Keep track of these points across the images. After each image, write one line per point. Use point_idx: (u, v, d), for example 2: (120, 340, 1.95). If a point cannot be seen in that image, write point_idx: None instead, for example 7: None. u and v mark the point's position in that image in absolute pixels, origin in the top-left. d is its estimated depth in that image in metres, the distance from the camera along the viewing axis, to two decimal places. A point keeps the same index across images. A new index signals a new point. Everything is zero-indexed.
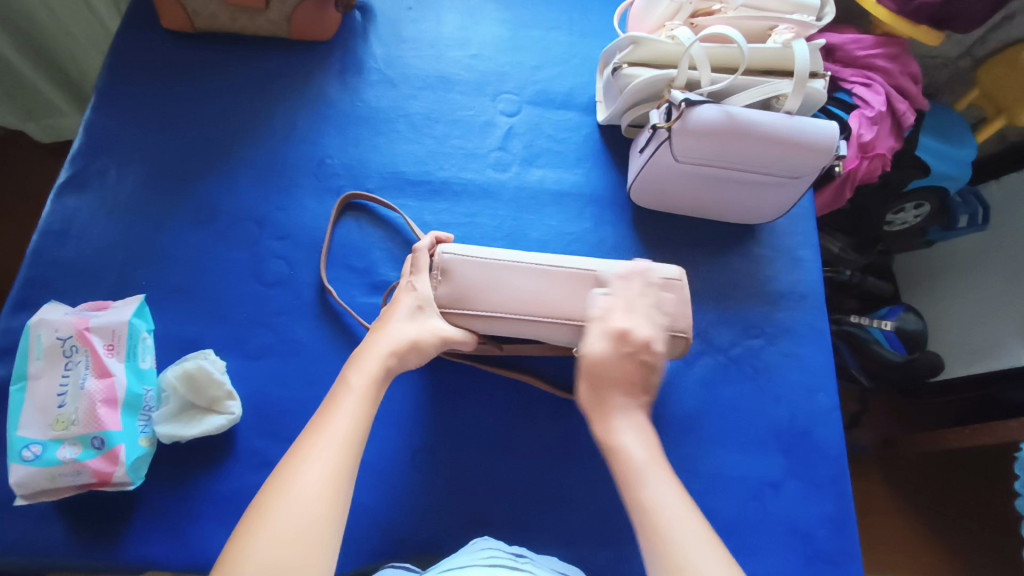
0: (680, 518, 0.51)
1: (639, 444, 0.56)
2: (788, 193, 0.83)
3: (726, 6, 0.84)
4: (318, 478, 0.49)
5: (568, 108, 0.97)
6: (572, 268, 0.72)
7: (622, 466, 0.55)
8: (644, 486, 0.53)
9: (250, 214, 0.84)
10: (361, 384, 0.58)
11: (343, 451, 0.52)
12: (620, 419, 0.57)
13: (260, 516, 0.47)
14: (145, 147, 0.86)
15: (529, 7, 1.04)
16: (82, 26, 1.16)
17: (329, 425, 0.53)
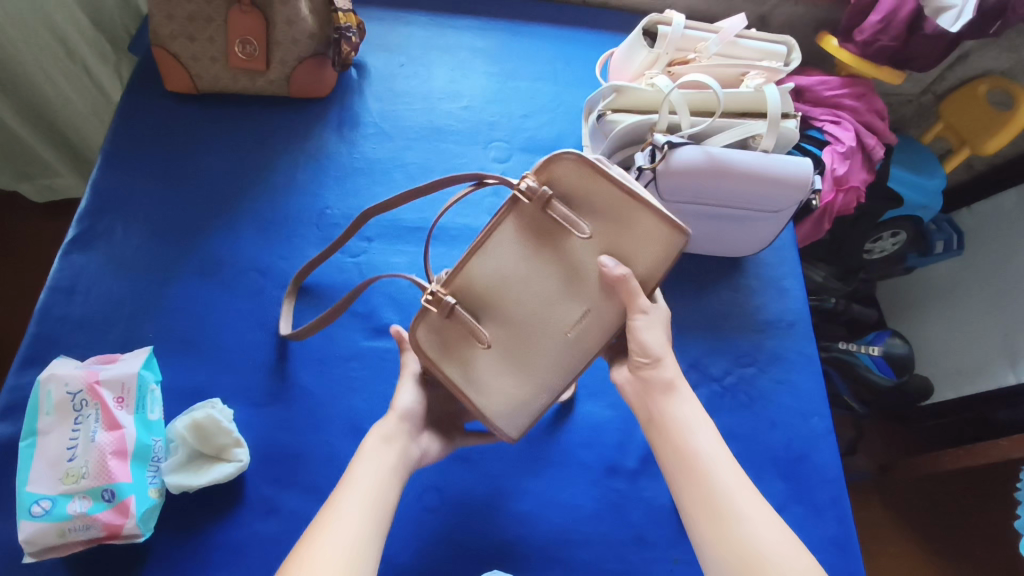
0: (726, 477, 0.54)
1: (686, 406, 0.58)
2: (769, 227, 0.88)
3: (699, 55, 0.89)
4: (354, 530, 0.50)
5: (556, 153, 1.02)
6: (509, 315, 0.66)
7: (665, 426, 0.58)
8: (691, 440, 0.56)
9: (253, 264, 0.87)
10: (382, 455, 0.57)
11: (378, 500, 0.53)
12: (670, 393, 0.59)
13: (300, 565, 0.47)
14: (151, 203, 0.89)
15: (516, 60, 1.10)
16: (80, 90, 1.24)
17: (354, 484, 0.54)
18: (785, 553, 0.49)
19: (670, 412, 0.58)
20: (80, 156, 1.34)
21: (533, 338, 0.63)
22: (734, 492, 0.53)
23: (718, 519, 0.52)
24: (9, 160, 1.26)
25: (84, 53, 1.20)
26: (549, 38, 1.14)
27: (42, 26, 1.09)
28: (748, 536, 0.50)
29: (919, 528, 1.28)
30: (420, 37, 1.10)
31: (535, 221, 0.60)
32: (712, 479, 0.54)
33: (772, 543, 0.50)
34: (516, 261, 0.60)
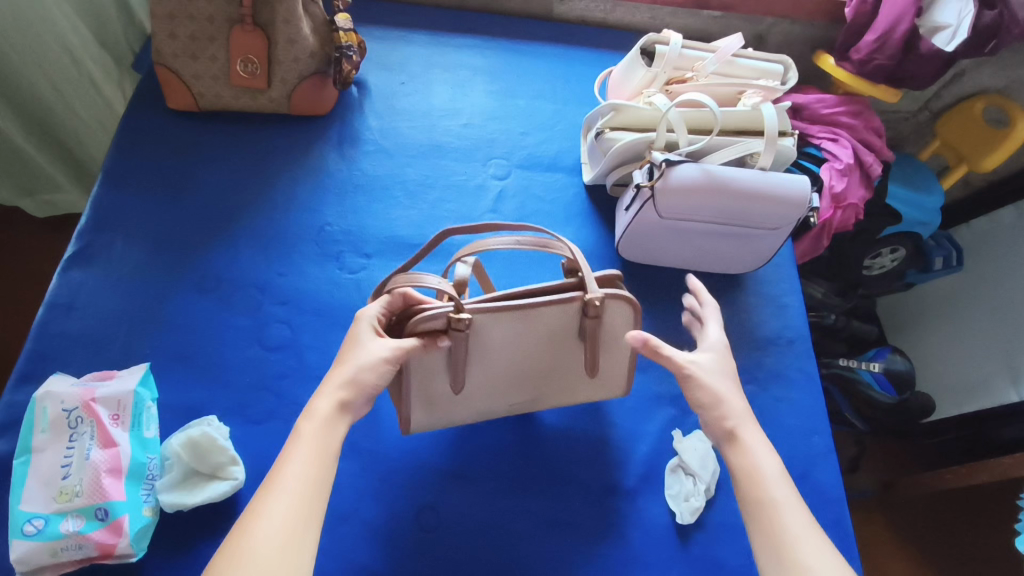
0: (803, 528, 0.55)
1: (765, 459, 0.60)
2: (767, 245, 0.88)
3: (698, 74, 0.90)
4: (284, 527, 0.49)
5: (555, 171, 1.03)
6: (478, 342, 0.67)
7: (742, 474, 0.60)
8: (767, 488, 0.58)
9: (252, 280, 0.87)
10: (313, 432, 0.55)
11: (308, 489, 0.51)
12: (745, 441, 0.61)
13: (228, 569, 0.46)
14: (151, 220, 0.89)
15: (515, 78, 1.11)
16: (87, 103, 1.26)
17: (285, 473, 0.52)
18: None
19: (744, 460, 0.60)
20: (82, 168, 1.36)
21: (483, 392, 0.72)
22: (801, 535, 0.54)
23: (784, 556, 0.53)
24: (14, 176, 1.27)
25: (90, 66, 1.22)
26: (549, 56, 1.15)
27: (49, 39, 1.11)
28: None
29: (922, 546, 1.27)
30: (421, 56, 1.11)
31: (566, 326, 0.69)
32: (779, 509, 0.56)
33: None
34: (531, 338, 0.68)
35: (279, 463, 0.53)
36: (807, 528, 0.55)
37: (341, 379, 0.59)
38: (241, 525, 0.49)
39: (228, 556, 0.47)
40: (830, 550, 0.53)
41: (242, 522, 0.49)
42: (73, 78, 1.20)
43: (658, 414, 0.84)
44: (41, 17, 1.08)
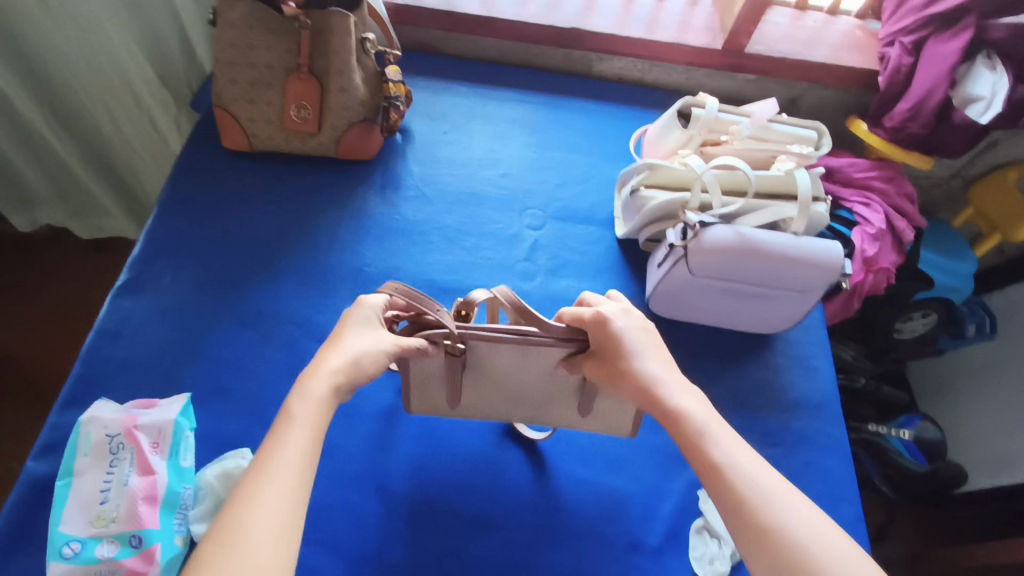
0: (762, 478, 0.54)
1: (686, 399, 0.60)
2: (797, 308, 0.89)
3: (732, 136, 0.93)
4: (278, 516, 0.47)
5: (589, 223, 1.05)
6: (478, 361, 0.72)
7: (670, 419, 0.60)
8: (700, 431, 0.58)
9: (292, 317, 0.89)
10: (304, 417, 0.54)
11: (300, 478, 0.50)
12: (664, 386, 0.61)
13: (223, 558, 0.43)
14: (200, 254, 0.93)
15: (553, 131, 1.15)
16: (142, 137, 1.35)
17: (274, 459, 0.50)
18: (839, 547, 0.48)
19: (671, 401, 0.60)
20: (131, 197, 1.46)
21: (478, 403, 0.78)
22: (756, 478, 0.53)
23: (750, 520, 0.51)
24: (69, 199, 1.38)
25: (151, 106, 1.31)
26: (587, 112, 1.19)
27: (112, 73, 1.20)
28: (797, 531, 0.49)
29: None
30: (463, 107, 1.15)
31: (551, 365, 0.71)
32: (725, 462, 0.55)
33: (824, 537, 0.49)
34: (523, 375, 0.73)
35: (266, 448, 0.51)
36: (771, 483, 0.53)
37: (337, 365, 0.58)
38: (228, 510, 0.46)
39: (215, 544, 0.44)
40: (792, 499, 0.52)
41: (231, 509, 0.46)
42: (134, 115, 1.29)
43: (683, 473, 0.84)
44: (106, 54, 1.17)
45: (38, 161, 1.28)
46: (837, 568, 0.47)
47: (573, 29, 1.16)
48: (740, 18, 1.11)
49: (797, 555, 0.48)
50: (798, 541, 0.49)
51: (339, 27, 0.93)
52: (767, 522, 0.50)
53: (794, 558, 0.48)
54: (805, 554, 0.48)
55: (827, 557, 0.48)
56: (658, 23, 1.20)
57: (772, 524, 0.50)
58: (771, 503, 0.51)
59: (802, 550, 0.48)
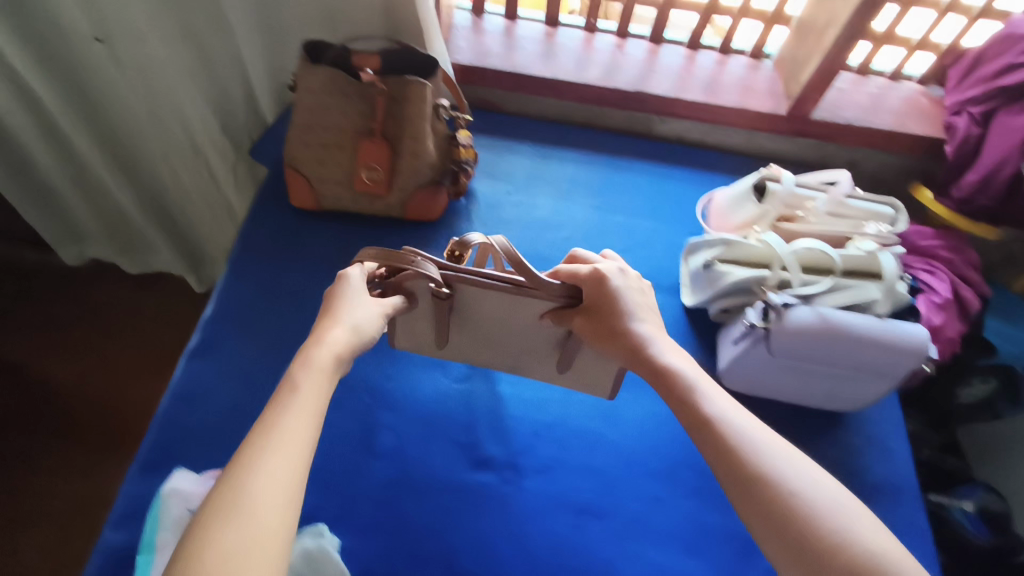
0: (751, 431, 0.56)
1: (678, 359, 0.65)
2: (877, 388, 0.87)
3: (808, 213, 0.93)
4: (284, 485, 0.46)
5: (654, 290, 1.05)
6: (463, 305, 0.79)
7: (662, 377, 0.64)
8: (691, 388, 0.62)
9: (364, 384, 0.90)
10: (306, 387, 0.53)
11: (305, 447, 0.49)
12: (655, 345, 0.67)
13: (230, 525, 0.42)
14: (273, 316, 0.94)
15: (615, 194, 1.16)
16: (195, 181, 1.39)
17: (275, 425, 0.49)
18: (823, 493, 0.51)
19: (663, 359, 0.65)
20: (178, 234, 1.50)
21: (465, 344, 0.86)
22: (744, 427, 0.56)
23: (742, 476, 0.53)
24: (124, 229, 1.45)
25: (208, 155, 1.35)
26: (648, 174, 1.19)
27: (171, 117, 1.23)
28: (786, 478, 0.52)
29: None
30: (527, 167, 1.16)
31: (537, 316, 0.78)
32: (715, 415, 0.58)
33: (810, 485, 0.51)
34: (507, 322, 0.80)
35: (269, 416, 0.50)
36: (760, 435, 0.56)
37: (337, 338, 0.58)
38: (230, 476, 0.45)
39: (218, 511, 0.43)
40: (786, 457, 0.53)
41: (235, 474, 0.46)
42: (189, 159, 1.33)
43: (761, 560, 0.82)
44: (171, 101, 1.20)
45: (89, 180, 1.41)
46: (829, 521, 0.49)
47: (637, 92, 1.17)
48: (809, 86, 1.11)
49: (791, 510, 0.50)
50: (789, 492, 0.51)
51: (418, 96, 0.93)
52: (763, 479, 0.52)
53: (779, 503, 0.50)
54: (799, 508, 0.50)
55: (818, 509, 0.49)
56: (721, 87, 1.20)
57: (765, 477, 0.52)
58: (757, 448, 0.54)
59: (796, 504, 0.50)
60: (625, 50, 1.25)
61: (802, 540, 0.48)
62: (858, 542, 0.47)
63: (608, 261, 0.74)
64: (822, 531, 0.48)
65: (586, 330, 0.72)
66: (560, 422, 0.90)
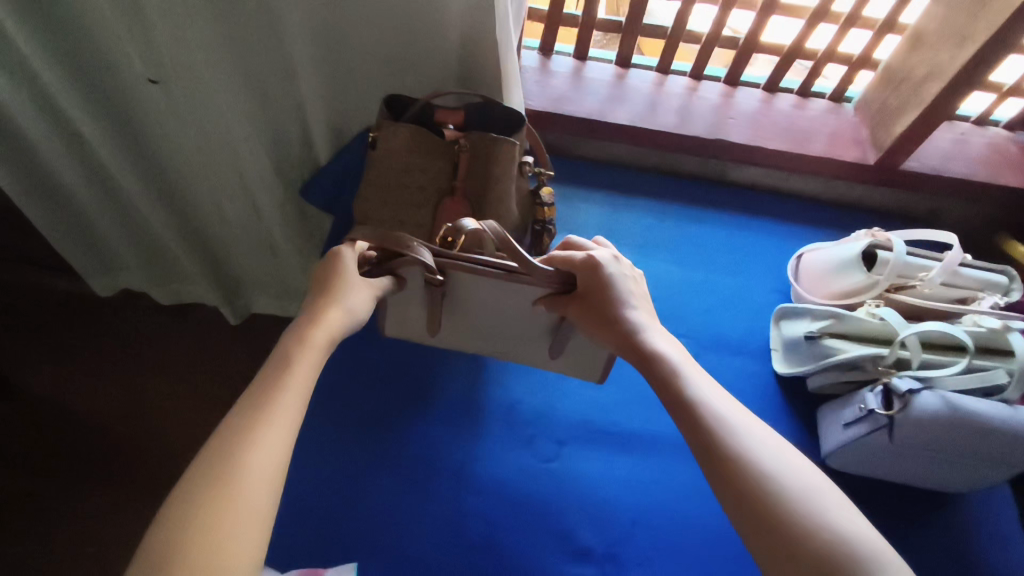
0: (732, 413, 0.55)
1: (666, 345, 0.65)
2: (1003, 477, 0.81)
3: (923, 283, 0.88)
4: (278, 456, 0.46)
5: (742, 354, 1.00)
6: (456, 292, 0.79)
7: (649, 361, 0.64)
8: (672, 369, 0.61)
9: (449, 464, 0.85)
10: (303, 360, 0.54)
11: (293, 421, 0.49)
12: (647, 334, 0.67)
13: (226, 492, 0.42)
14: (352, 391, 0.91)
15: (695, 248, 1.11)
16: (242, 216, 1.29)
17: (277, 392, 0.50)
18: (802, 474, 0.48)
19: (653, 345, 0.65)
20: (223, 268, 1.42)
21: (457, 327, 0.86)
22: (723, 409, 0.55)
23: (714, 454, 0.51)
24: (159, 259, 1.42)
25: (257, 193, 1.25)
26: (726, 225, 1.15)
27: (223, 158, 1.16)
28: (761, 459, 0.49)
29: None
30: (600, 219, 1.11)
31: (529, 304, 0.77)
32: (692, 398, 0.57)
33: (789, 466, 0.49)
34: (500, 309, 0.80)
35: (257, 390, 0.50)
36: (742, 418, 0.54)
37: (336, 321, 0.59)
38: (218, 443, 0.45)
39: (207, 472, 0.43)
40: (760, 436, 0.52)
41: (227, 442, 0.45)
42: (236, 195, 1.25)
43: None
44: (225, 144, 1.13)
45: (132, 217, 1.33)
46: (794, 498, 0.46)
47: (716, 140, 1.11)
48: (900, 138, 1.06)
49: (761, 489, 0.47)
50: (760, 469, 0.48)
51: (507, 156, 0.89)
52: (738, 459, 0.49)
53: (748, 484, 0.48)
54: (769, 486, 0.47)
55: (791, 491, 0.47)
56: (804, 135, 1.14)
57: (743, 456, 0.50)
58: (730, 427, 0.53)
59: (765, 482, 0.48)
60: (700, 91, 1.19)
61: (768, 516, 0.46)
62: (829, 519, 0.45)
63: (603, 249, 0.75)
64: (792, 514, 0.45)
65: (579, 315, 0.71)
66: (615, 455, 0.89)
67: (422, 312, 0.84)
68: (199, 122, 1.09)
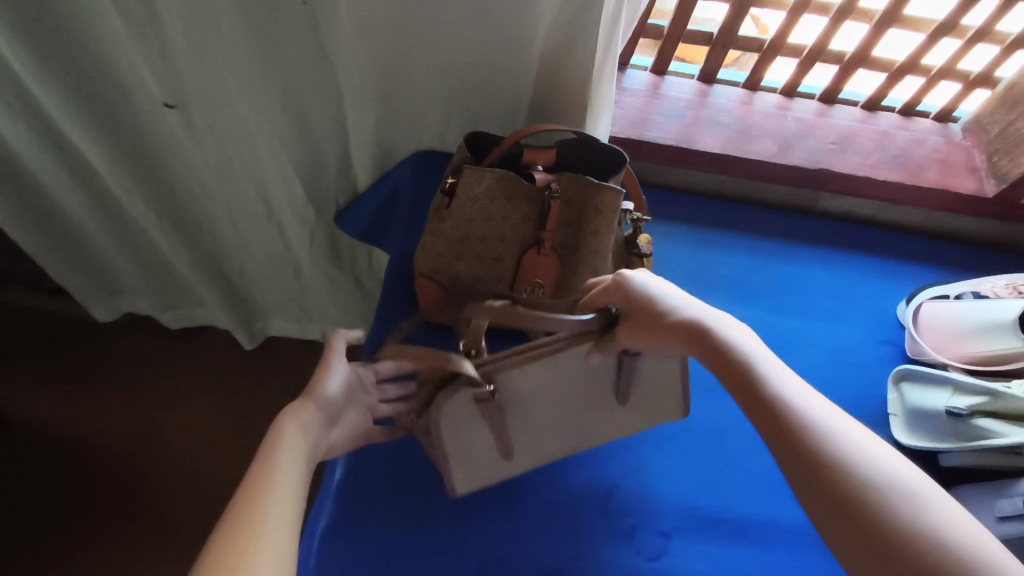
0: (826, 414, 0.44)
1: (739, 338, 0.52)
2: None
3: None
4: (285, 537, 0.42)
5: (858, 420, 0.87)
6: (509, 396, 0.67)
7: (716, 356, 0.52)
8: (741, 360, 0.50)
9: (541, 568, 0.71)
10: (295, 443, 0.51)
11: (298, 480, 0.48)
12: (711, 327, 0.54)
13: (251, 545, 0.40)
14: (412, 473, 0.77)
15: (791, 292, 0.99)
16: (263, 240, 1.10)
17: (274, 478, 0.46)
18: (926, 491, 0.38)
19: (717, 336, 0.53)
20: (240, 296, 1.23)
21: (535, 441, 0.72)
22: (815, 408, 0.44)
23: (793, 455, 0.42)
24: (164, 288, 1.24)
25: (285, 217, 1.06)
26: (820, 265, 1.02)
27: (249, 187, 1.00)
28: (870, 473, 0.39)
29: None
30: (684, 258, 1.00)
31: (582, 356, 0.66)
32: (767, 393, 0.46)
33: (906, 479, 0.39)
34: (565, 382, 0.69)
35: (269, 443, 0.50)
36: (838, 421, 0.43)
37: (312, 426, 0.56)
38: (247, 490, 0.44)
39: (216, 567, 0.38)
40: (841, 422, 0.43)
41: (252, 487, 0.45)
42: (258, 221, 1.06)
43: None
44: (253, 167, 0.96)
45: (134, 242, 1.13)
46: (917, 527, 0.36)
47: (819, 169, 0.99)
48: None
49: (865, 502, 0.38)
50: (844, 468, 0.40)
51: (609, 205, 0.75)
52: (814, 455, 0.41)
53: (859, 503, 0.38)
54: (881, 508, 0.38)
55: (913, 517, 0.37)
56: (914, 163, 1.03)
57: (839, 459, 0.40)
58: (830, 434, 0.42)
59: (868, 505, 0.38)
60: (792, 111, 1.07)
61: (879, 534, 0.37)
62: (943, 539, 0.35)
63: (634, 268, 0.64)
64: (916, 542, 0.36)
65: (637, 330, 0.58)
66: (729, 547, 0.75)
67: (489, 440, 0.70)
68: (222, 149, 0.94)
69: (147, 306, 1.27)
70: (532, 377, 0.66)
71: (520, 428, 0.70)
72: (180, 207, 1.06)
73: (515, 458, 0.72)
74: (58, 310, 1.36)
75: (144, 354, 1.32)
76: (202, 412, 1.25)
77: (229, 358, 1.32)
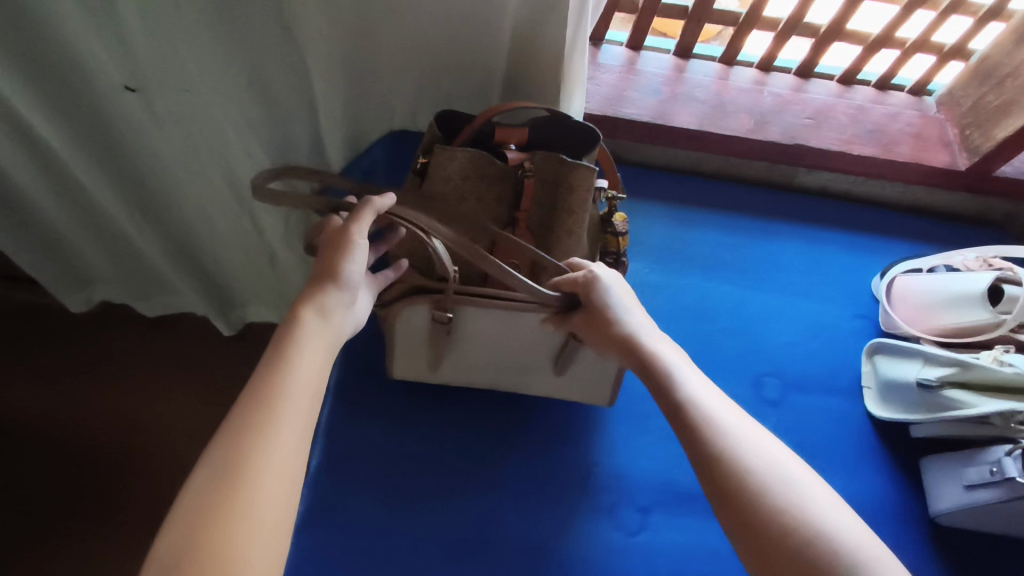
0: (730, 422, 0.51)
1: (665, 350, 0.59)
2: None
3: None
4: (293, 447, 0.44)
5: (834, 394, 0.88)
6: (461, 332, 0.71)
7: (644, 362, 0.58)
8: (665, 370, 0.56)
9: (521, 546, 0.71)
10: (312, 334, 0.52)
11: (315, 377, 0.49)
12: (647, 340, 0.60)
13: (257, 460, 0.41)
14: (391, 456, 0.76)
15: (769, 268, 0.99)
16: (235, 229, 1.07)
17: (283, 382, 0.47)
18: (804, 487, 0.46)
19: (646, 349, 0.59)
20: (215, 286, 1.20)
21: (468, 372, 0.76)
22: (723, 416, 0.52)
23: (698, 450, 0.50)
24: (133, 274, 1.20)
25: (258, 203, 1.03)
26: (798, 241, 1.02)
27: (218, 174, 0.96)
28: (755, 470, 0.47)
29: None
30: (662, 235, 1.00)
31: (537, 325, 0.70)
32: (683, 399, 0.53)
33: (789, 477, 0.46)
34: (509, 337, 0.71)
35: (251, 415, 0.44)
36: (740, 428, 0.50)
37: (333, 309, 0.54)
38: (208, 482, 0.40)
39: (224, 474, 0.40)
40: (742, 430, 0.50)
41: (224, 480, 0.40)
42: (230, 210, 1.03)
43: None
44: (222, 154, 0.92)
45: (103, 229, 1.09)
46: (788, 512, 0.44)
47: (795, 145, 0.99)
48: (1002, 143, 0.93)
49: (794, 545, 0.42)
50: (738, 465, 0.47)
51: (582, 185, 0.73)
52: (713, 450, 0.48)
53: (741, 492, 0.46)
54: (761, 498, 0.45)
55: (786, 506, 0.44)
56: (889, 137, 1.03)
57: (740, 468, 0.47)
58: (730, 440, 0.49)
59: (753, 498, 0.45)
60: (769, 86, 1.06)
61: (755, 518, 0.44)
62: (808, 523, 0.43)
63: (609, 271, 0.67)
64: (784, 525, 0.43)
65: (582, 330, 0.64)
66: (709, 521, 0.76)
67: (431, 356, 0.74)
68: (188, 136, 0.90)
69: (120, 293, 1.25)
70: (484, 321, 0.69)
71: (460, 356, 0.74)
72: (148, 195, 1.02)
73: (449, 376, 0.77)
74: (26, 300, 1.32)
75: (118, 343, 1.29)
76: (179, 400, 1.23)
77: (205, 345, 1.30)
